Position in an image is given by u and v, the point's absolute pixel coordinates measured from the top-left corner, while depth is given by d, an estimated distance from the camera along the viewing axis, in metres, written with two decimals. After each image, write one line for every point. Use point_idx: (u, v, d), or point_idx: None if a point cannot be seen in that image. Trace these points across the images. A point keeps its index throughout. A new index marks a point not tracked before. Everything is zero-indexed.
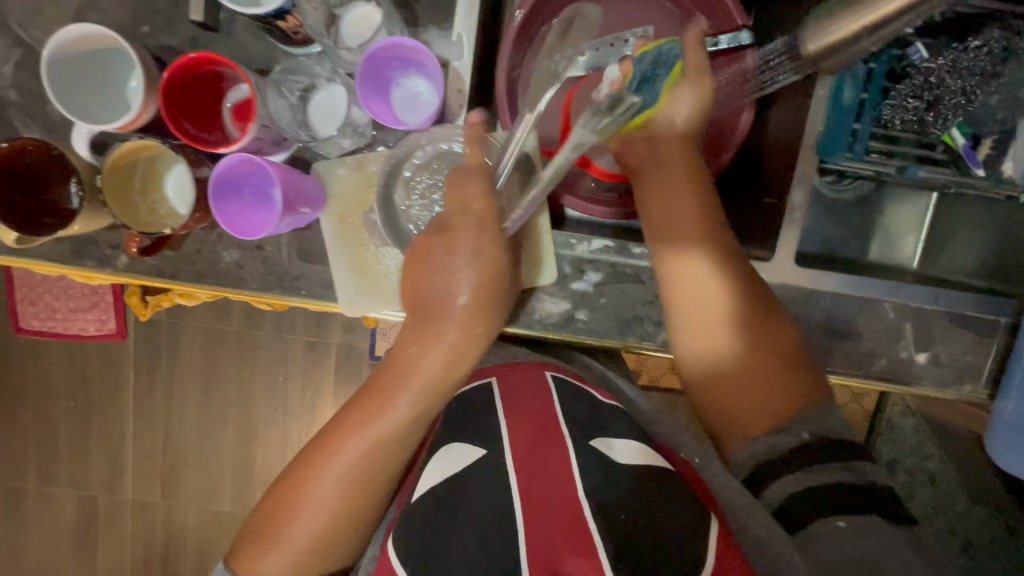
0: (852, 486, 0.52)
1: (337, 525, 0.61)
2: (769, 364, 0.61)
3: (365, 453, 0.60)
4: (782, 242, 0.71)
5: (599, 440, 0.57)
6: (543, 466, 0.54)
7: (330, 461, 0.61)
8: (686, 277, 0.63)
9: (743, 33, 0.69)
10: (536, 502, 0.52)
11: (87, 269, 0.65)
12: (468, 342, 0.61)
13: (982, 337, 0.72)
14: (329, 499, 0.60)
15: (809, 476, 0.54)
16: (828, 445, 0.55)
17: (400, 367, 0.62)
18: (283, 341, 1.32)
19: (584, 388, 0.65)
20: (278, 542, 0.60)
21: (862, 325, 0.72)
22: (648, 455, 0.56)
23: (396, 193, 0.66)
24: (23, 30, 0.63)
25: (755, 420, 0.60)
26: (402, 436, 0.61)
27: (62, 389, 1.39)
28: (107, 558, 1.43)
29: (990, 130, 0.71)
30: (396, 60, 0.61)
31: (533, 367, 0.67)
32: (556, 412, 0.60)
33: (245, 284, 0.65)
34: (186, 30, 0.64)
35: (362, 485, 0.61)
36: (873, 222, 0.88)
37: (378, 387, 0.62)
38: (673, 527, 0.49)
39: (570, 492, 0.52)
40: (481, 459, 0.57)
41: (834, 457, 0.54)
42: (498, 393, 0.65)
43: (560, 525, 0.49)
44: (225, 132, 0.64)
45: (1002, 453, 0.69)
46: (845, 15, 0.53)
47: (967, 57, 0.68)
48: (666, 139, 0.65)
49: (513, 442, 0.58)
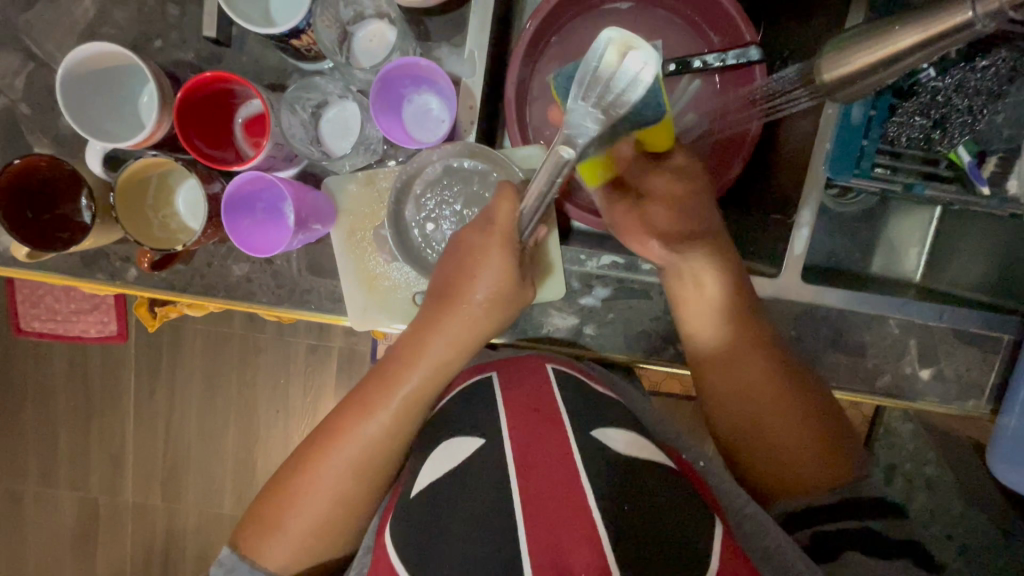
0: (876, 535, 0.60)
1: (343, 507, 0.62)
2: (795, 412, 0.63)
3: (374, 434, 0.62)
4: (789, 259, 0.72)
5: (598, 432, 0.56)
6: (544, 458, 0.53)
7: (339, 443, 0.62)
8: (709, 328, 0.65)
9: (751, 49, 0.68)
10: (539, 495, 0.50)
11: (97, 282, 0.65)
12: (474, 329, 0.61)
13: (985, 353, 0.72)
14: (336, 483, 0.62)
15: (842, 524, 0.61)
16: (864, 504, 0.63)
17: (406, 352, 0.62)
18: (285, 344, 1.32)
19: (589, 383, 0.64)
20: (285, 524, 0.61)
21: (867, 341, 0.72)
22: (647, 449, 0.56)
23: (406, 210, 0.65)
24: (36, 45, 0.63)
25: (790, 478, 0.64)
26: (409, 416, 0.63)
27: (64, 391, 1.39)
28: (109, 559, 1.43)
29: (996, 147, 0.71)
30: (409, 78, 0.62)
31: (534, 359, 0.66)
32: (557, 400, 0.59)
33: (255, 297, 0.65)
34: (198, 45, 0.64)
35: (365, 468, 0.62)
36: (878, 236, 0.89)
37: (381, 376, 0.63)
38: (681, 527, 0.49)
39: (573, 480, 0.50)
40: (480, 448, 0.56)
41: (863, 511, 0.62)
42: (497, 384, 0.63)
43: (562, 516, 0.48)
44: (238, 149, 0.64)
45: (1004, 468, 0.69)
46: (859, 48, 0.55)
47: (974, 77, 0.69)
48: (686, 214, 0.66)
49: (512, 433, 0.56)
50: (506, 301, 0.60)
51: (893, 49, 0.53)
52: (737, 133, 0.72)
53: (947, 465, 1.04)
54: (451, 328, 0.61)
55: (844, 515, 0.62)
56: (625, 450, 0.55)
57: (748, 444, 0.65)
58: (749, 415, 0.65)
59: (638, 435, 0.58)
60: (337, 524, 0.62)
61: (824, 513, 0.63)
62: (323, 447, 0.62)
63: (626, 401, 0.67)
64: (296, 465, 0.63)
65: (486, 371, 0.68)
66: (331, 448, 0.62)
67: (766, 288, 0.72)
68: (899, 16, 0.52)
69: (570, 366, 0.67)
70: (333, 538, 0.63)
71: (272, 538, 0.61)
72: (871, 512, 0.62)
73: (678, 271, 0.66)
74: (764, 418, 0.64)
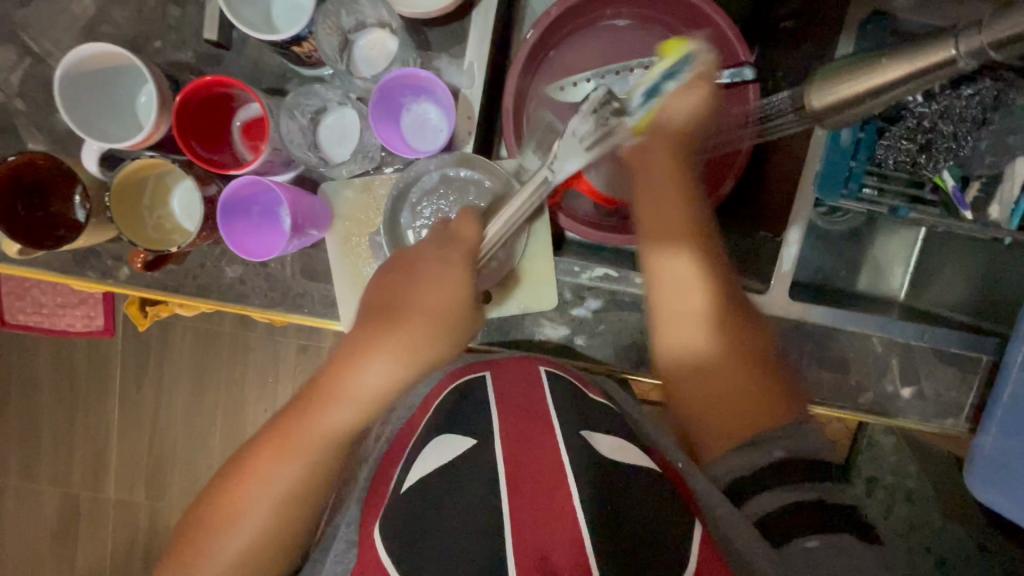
0: (824, 504, 0.52)
1: (274, 528, 0.57)
2: (747, 364, 0.63)
3: (307, 454, 0.57)
4: (778, 275, 0.73)
5: (585, 433, 0.56)
6: (530, 458, 0.54)
7: (270, 460, 0.57)
8: (668, 259, 0.64)
9: (746, 68, 0.69)
10: (527, 499, 0.50)
11: (86, 280, 0.64)
12: (413, 359, 0.56)
13: (964, 373, 0.74)
14: (266, 506, 0.57)
15: (787, 493, 0.54)
16: (809, 464, 0.55)
17: (342, 370, 0.57)
18: (274, 344, 1.32)
19: (580, 387, 0.63)
20: (216, 540, 0.56)
21: (850, 357, 0.74)
22: (626, 451, 0.56)
23: (402, 215, 0.66)
24: (34, 41, 0.63)
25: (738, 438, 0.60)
26: (342, 439, 0.58)
27: (48, 385, 1.38)
28: (88, 556, 1.42)
29: (979, 172, 0.73)
30: (408, 88, 0.63)
31: (522, 360, 0.65)
32: (546, 403, 0.59)
33: (247, 299, 0.65)
34: (198, 47, 0.64)
35: (314, 476, 0.58)
36: (864, 254, 0.90)
37: (309, 398, 0.58)
38: (660, 531, 0.48)
39: (559, 480, 0.51)
40: (469, 450, 0.56)
41: (802, 474, 0.54)
42: (490, 387, 0.63)
43: (546, 516, 0.49)
44: (236, 153, 0.65)
45: (984, 488, 0.69)
46: (849, 75, 0.55)
47: (959, 104, 0.70)
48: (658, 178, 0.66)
49: (503, 432, 0.57)
50: (437, 324, 0.57)
51: (911, 71, 0.52)
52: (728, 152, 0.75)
53: (928, 479, 1.06)
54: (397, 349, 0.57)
55: (787, 480, 0.54)
56: (612, 454, 0.54)
57: (694, 400, 0.64)
58: (699, 373, 0.64)
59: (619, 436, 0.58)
60: (267, 546, 0.57)
61: (764, 482, 0.55)
62: (271, 454, 0.57)
63: (616, 402, 0.66)
64: (236, 477, 0.58)
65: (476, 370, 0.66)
66: (276, 456, 0.57)
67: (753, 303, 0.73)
68: (887, 50, 0.53)
69: (561, 367, 0.66)
70: (274, 552, 0.58)
71: (209, 547, 0.56)
72: (820, 474, 0.55)
73: (669, 244, 0.65)
74: (711, 372, 0.64)
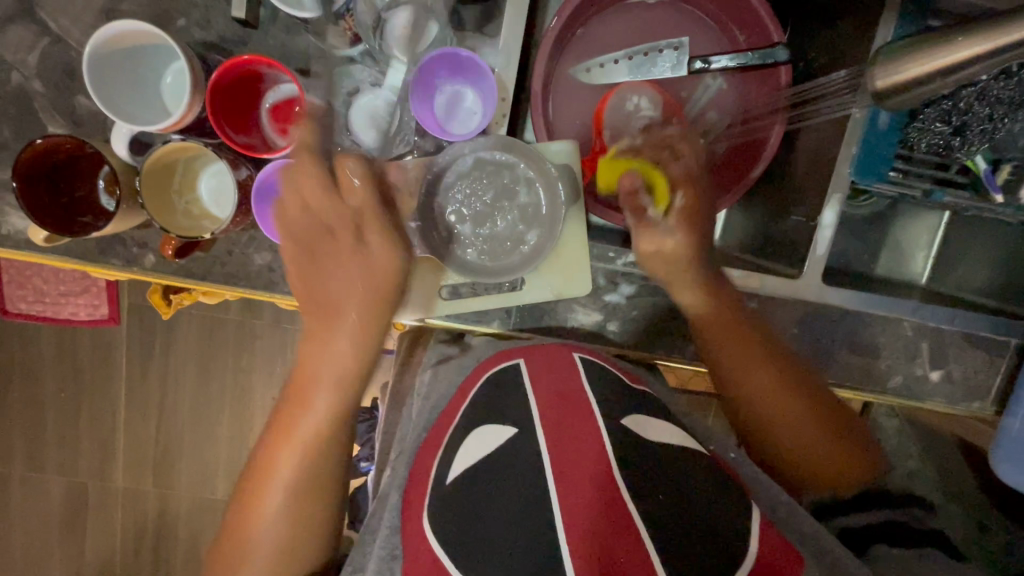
0: None
1: (308, 493, 0.59)
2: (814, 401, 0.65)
3: (287, 493, 0.58)
4: (811, 260, 0.72)
5: (629, 420, 0.55)
6: (576, 446, 0.51)
7: (265, 498, 0.58)
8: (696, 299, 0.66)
9: (777, 50, 0.69)
10: (570, 497, 0.48)
11: (111, 268, 0.63)
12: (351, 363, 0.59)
13: (992, 356, 0.75)
14: (290, 492, 0.58)
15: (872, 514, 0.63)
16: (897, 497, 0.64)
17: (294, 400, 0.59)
18: (282, 331, 1.30)
19: (614, 371, 0.63)
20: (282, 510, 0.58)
21: (880, 340, 0.74)
22: (677, 439, 0.56)
23: (437, 199, 0.66)
24: (51, 19, 0.60)
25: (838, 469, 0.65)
26: (318, 466, 0.59)
27: (53, 375, 1.36)
28: (97, 544, 1.41)
29: (1011, 155, 0.71)
30: (443, 68, 0.64)
31: (561, 349, 0.65)
32: (586, 392, 0.58)
33: (276, 287, 0.64)
34: (225, 27, 0.62)
35: (301, 515, 0.59)
36: (885, 236, 0.89)
37: (266, 450, 0.59)
38: (724, 523, 0.47)
39: (606, 473, 0.49)
40: (509, 441, 0.55)
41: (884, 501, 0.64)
42: (526, 376, 0.61)
43: (596, 507, 0.46)
44: (264, 134, 0.62)
45: (1005, 469, 0.66)
46: (916, 54, 0.55)
47: (997, 86, 0.67)
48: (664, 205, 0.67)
49: (545, 427, 0.54)
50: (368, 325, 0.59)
51: (998, 43, 0.51)
52: (758, 136, 0.71)
53: None
54: (321, 380, 0.59)
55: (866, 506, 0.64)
56: (656, 439, 0.54)
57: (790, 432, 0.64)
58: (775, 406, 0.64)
59: (656, 416, 0.58)
60: (304, 507, 0.59)
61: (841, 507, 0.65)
62: (259, 487, 0.59)
63: (653, 391, 0.67)
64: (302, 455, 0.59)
65: (511, 358, 0.66)
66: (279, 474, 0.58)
67: (784, 288, 0.72)
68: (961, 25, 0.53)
69: (595, 354, 0.66)
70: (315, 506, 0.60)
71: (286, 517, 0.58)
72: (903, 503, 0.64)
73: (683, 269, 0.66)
74: (772, 393, 0.64)
